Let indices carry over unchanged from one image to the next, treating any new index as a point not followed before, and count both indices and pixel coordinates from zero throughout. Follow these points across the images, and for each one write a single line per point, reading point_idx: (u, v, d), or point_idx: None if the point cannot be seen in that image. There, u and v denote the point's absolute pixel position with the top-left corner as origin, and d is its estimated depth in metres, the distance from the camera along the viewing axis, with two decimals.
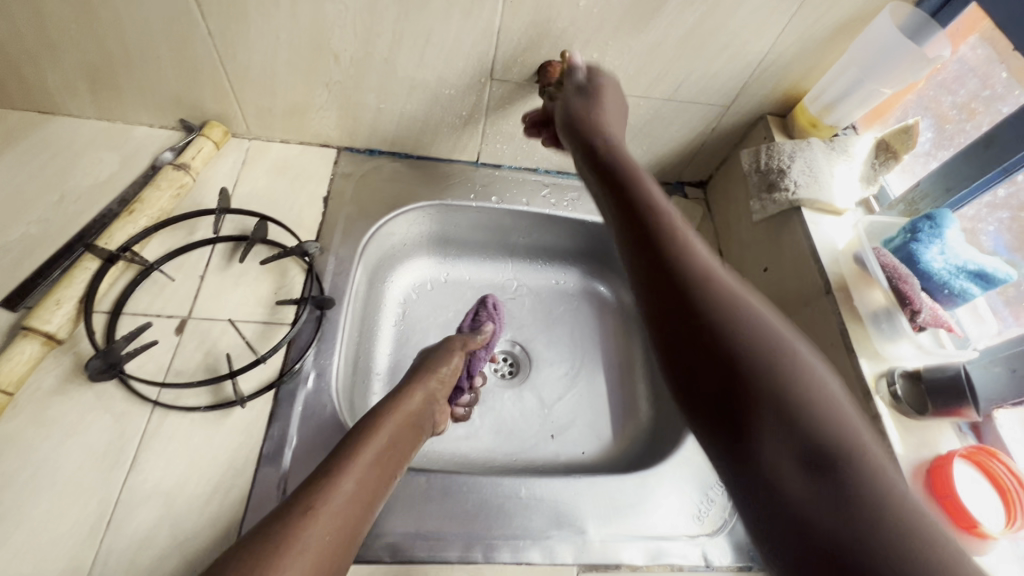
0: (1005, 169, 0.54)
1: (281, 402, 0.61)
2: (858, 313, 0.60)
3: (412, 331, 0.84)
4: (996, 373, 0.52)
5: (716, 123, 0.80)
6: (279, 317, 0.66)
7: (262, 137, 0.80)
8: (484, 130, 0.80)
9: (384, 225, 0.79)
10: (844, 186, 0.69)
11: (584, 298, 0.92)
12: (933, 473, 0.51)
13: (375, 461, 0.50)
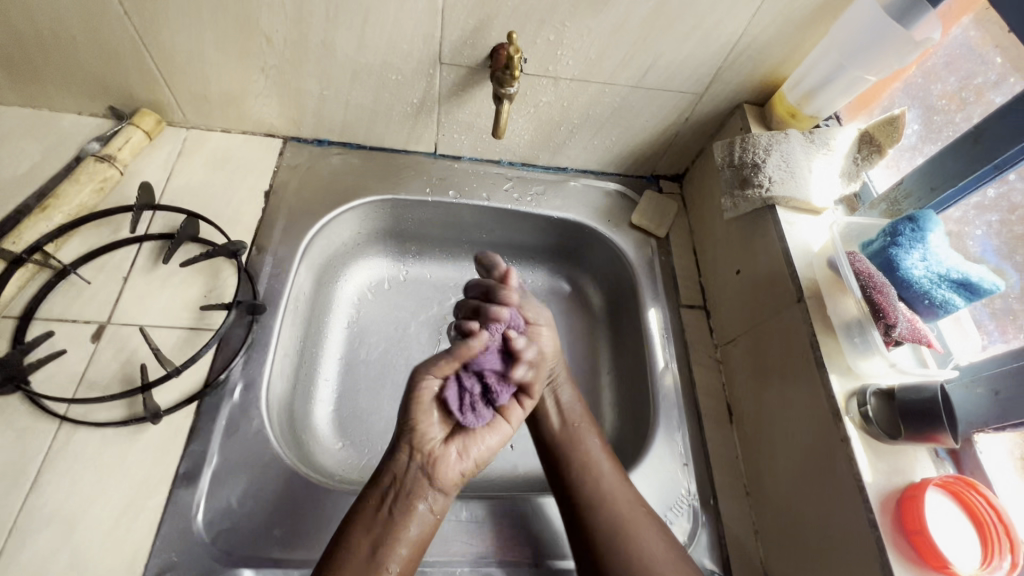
0: (998, 166, 0.48)
1: (203, 416, 0.56)
2: (830, 324, 0.55)
3: (365, 334, 0.79)
4: (977, 395, 0.48)
5: (690, 113, 0.74)
6: (206, 323, 0.61)
7: (201, 126, 0.75)
8: (439, 119, 0.74)
9: (332, 222, 0.74)
10: (823, 183, 0.63)
11: (551, 299, 0.87)
12: (904, 504, 0.46)
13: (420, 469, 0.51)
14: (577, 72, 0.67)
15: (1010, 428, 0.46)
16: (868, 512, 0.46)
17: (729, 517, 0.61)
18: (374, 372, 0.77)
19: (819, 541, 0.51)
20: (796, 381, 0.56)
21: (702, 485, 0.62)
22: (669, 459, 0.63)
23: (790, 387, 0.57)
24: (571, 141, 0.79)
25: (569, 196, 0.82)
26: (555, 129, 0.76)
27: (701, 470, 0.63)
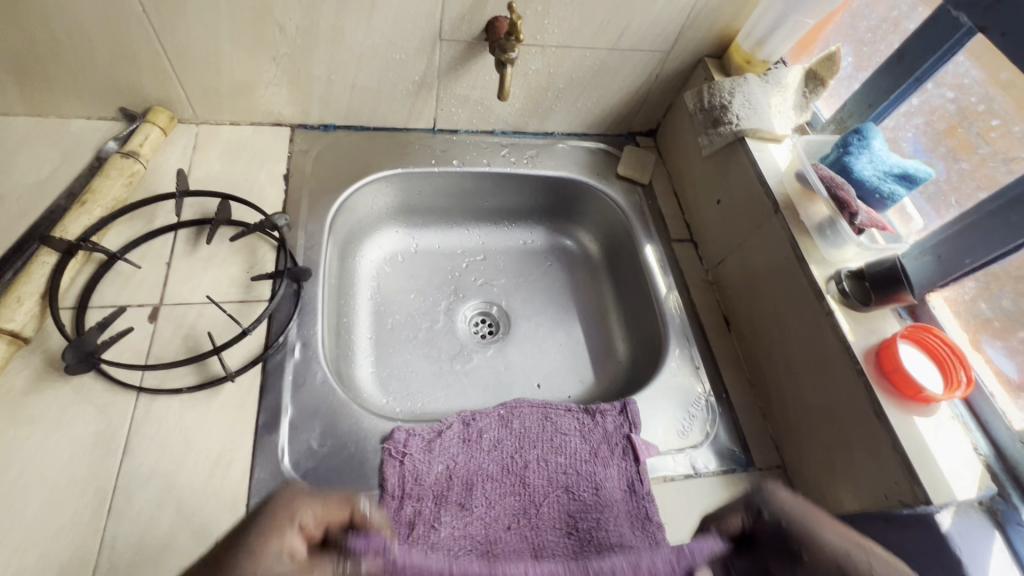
0: (917, 79, 0.60)
1: (271, 375, 0.61)
2: (805, 227, 0.65)
3: (388, 305, 0.86)
4: (926, 262, 0.58)
5: (659, 71, 0.84)
6: (256, 295, 0.66)
7: (211, 121, 0.79)
8: (438, 94, 0.81)
9: (351, 197, 0.80)
10: (780, 115, 0.74)
11: (552, 254, 0.96)
12: (882, 353, 0.57)
13: None
14: (561, 40, 0.75)
15: (952, 282, 0.58)
16: (855, 362, 0.57)
17: (740, 406, 0.71)
18: (404, 336, 0.84)
19: (819, 401, 0.62)
20: (780, 278, 0.67)
21: (713, 383, 0.72)
22: (682, 365, 0.73)
23: (775, 287, 0.68)
24: (557, 106, 0.87)
25: (560, 157, 0.90)
26: (542, 96, 0.85)
27: (710, 372, 0.73)
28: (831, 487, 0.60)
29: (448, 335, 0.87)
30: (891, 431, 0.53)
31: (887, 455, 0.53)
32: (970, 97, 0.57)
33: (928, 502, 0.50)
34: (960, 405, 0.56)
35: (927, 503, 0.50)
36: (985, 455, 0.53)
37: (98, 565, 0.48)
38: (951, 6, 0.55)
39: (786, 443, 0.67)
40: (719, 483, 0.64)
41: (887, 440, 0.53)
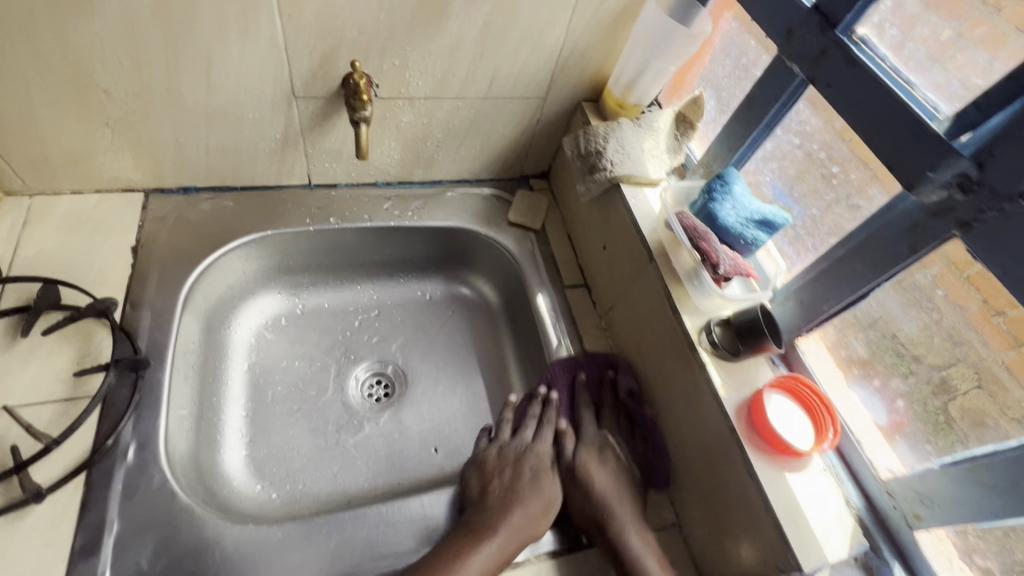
0: (767, 124, 0.60)
1: (96, 485, 0.54)
2: (677, 275, 0.64)
3: (267, 375, 0.80)
4: (790, 306, 0.59)
5: (539, 115, 0.83)
6: (82, 390, 0.58)
7: (47, 191, 0.71)
8: (306, 151, 0.76)
9: (212, 265, 0.73)
10: (653, 159, 0.74)
11: (451, 304, 0.92)
12: (752, 407, 0.56)
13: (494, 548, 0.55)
14: (427, 92, 0.73)
15: (817, 328, 0.57)
16: (727, 420, 0.55)
17: None
18: (285, 409, 0.78)
19: (700, 459, 0.59)
20: (659, 327, 0.65)
21: None
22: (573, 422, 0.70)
23: (657, 337, 0.66)
24: (440, 155, 0.84)
25: (448, 206, 0.87)
26: (422, 146, 0.82)
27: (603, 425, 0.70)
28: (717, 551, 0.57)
29: (337, 402, 0.81)
30: (761, 491, 0.51)
31: (760, 516, 0.51)
32: (813, 143, 0.57)
33: (799, 569, 0.48)
34: (832, 455, 0.55)
35: (798, 569, 0.48)
36: (856, 507, 0.52)
37: None
38: (786, 57, 0.55)
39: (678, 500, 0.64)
40: None
41: (760, 501, 0.51)
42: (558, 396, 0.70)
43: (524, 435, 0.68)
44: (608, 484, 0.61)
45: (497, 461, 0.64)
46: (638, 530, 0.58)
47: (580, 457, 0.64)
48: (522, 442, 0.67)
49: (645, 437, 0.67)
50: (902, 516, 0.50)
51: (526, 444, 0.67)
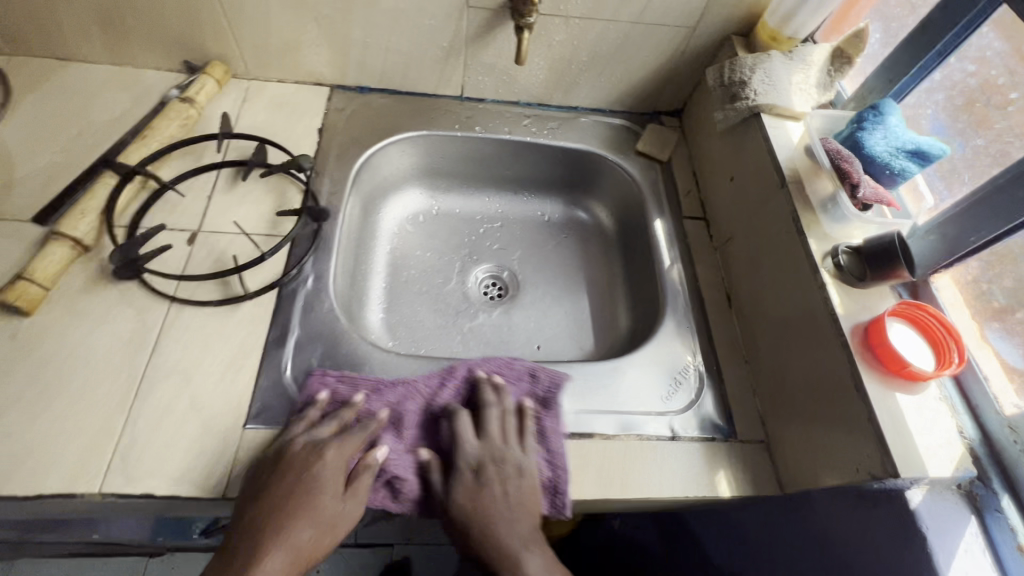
0: (941, 51, 0.58)
1: (284, 300, 0.68)
2: (809, 202, 0.65)
3: (402, 259, 0.91)
4: (931, 241, 0.58)
5: (685, 47, 0.84)
6: (280, 229, 0.73)
7: (260, 78, 0.87)
8: (466, 61, 0.85)
9: (378, 152, 0.86)
10: (801, 93, 0.73)
11: (567, 225, 0.98)
12: (870, 327, 0.56)
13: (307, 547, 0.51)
14: (584, 11, 0.78)
15: (958, 262, 0.56)
16: (841, 335, 0.56)
17: (729, 378, 0.71)
18: (416, 289, 0.89)
19: (806, 378, 0.61)
20: (780, 252, 0.67)
21: (706, 356, 0.73)
22: (674, 335, 0.74)
23: (778, 262, 0.67)
24: (581, 80, 0.89)
25: (581, 130, 0.93)
26: (566, 68, 0.87)
27: (703, 342, 0.74)
28: (805, 464, 0.60)
29: (458, 293, 0.91)
30: (867, 402, 0.52)
31: (862, 426, 0.52)
32: (991, 70, 0.55)
33: (895, 475, 0.49)
34: (949, 387, 0.54)
35: (894, 476, 0.49)
36: (969, 437, 0.52)
37: (120, 438, 0.56)
38: None
39: (771, 419, 0.66)
40: (698, 448, 0.65)
41: (863, 412, 0.52)
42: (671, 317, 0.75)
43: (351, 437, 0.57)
44: (483, 445, 0.61)
45: (303, 455, 0.55)
46: (503, 477, 0.59)
47: (452, 409, 0.63)
48: (315, 436, 0.57)
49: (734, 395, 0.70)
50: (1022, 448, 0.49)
51: (325, 440, 0.57)
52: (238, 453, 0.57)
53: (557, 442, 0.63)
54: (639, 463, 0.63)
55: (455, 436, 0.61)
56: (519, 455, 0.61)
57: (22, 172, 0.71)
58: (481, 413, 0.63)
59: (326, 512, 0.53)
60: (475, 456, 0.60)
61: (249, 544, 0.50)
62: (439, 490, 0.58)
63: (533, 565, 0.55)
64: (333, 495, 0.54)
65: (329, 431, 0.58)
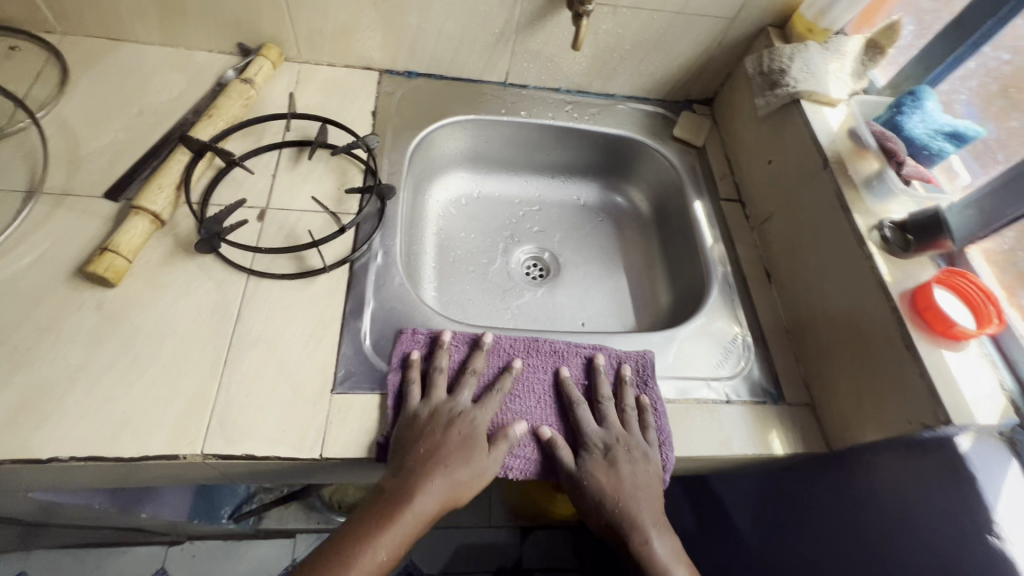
0: (975, 42, 0.64)
1: (356, 274, 0.70)
2: (853, 180, 0.70)
3: (448, 240, 0.94)
4: (967, 215, 0.61)
5: (722, 37, 0.89)
6: (346, 207, 0.75)
7: (311, 61, 0.88)
8: (514, 48, 0.88)
9: (429, 136, 0.88)
10: (836, 81, 0.78)
11: (604, 208, 1.02)
12: (917, 292, 0.61)
13: (395, 544, 0.52)
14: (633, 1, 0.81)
15: (993, 233, 0.61)
16: (890, 300, 0.61)
17: (774, 347, 0.76)
18: (463, 269, 0.92)
19: (853, 342, 0.66)
20: (824, 228, 0.72)
21: (751, 327, 0.77)
22: (721, 308, 0.78)
23: (821, 236, 0.72)
24: (622, 68, 0.93)
25: (619, 117, 0.97)
26: (609, 56, 0.91)
27: (748, 315, 0.78)
28: (854, 421, 0.64)
29: (503, 273, 0.94)
30: (919, 359, 0.58)
31: (913, 381, 0.58)
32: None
33: (948, 422, 0.54)
34: (988, 345, 0.60)
35: (946, 422, 0.54)
36: (1009, 390, 0.57)
37: (217, 402, 0.58)
38: None
39: (816, 383, 0.71)
40: (749, 411, 0.69)
41: (914, 369, 0.58)
42: (716, 292, 0.80)
43: (488, 401, 0.63)
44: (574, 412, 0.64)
45: (430, 421, 0.59)
46: (632, 459, 0.61)
47: (571, 395, 0.65)
48: (457, 403, 0.61)
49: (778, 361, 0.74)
50: None
51: (467, 407, 0.61)
52: (330, 416, 0.60)
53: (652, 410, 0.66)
54: (698, 424, 0.68)
55: (579, 421, 0.64)
56: (632, 439, 0.63)
57: (88, 149, 0.72)
58: (600, 404, 0.66)
59: (462, 470, 0.57)
60: (601, 440, 0.62)
61: (341, 551, 0.51)
62: (572, 470, 0.61)
63: (663, 545, 0.58)
64: (461, 458, 0.57)
65: (462, 396, 0.62)
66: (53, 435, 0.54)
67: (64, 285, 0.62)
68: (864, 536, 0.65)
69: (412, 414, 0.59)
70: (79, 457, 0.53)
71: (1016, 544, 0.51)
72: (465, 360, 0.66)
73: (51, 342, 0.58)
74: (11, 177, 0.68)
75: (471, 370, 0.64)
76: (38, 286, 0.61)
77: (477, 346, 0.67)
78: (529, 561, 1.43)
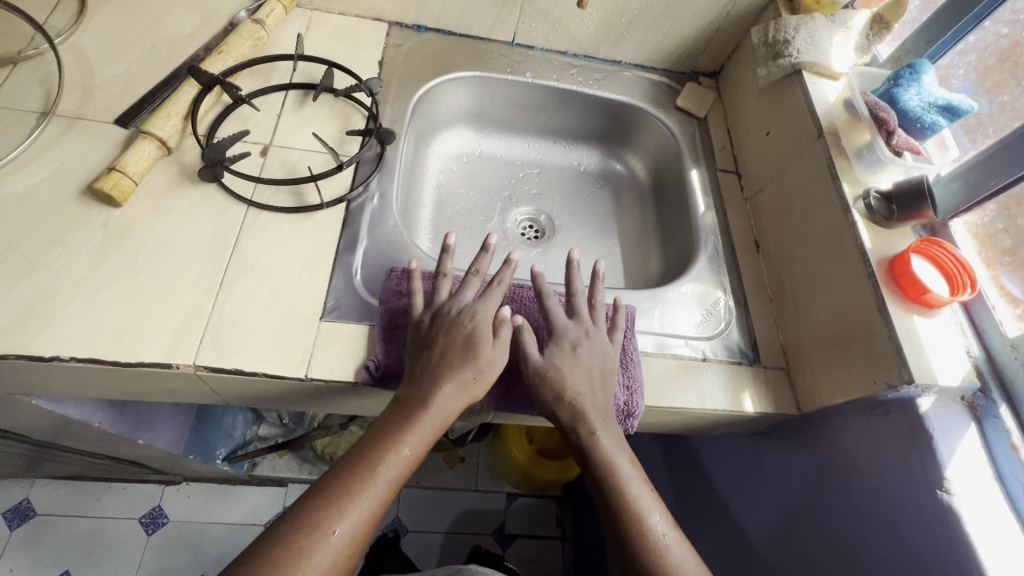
0: (977, 14, 0.64)
1: (352, 213, 0.73)
2: (844, 150, 0.71)
3: (446, 195, 0.96)
4: (953, 188, 0.63)
5: (730, 8, 0.89)
6: (347, 149, 0.77)
7: (322, 9, 0.90)
8: (523, 7, 0.89)
9: (434, 89, 0.90)
10: (841, 54, 0.78)
11: (602, 175, 1.04)
12: (894, 262, 0.62)
13: (382, 485, 0.52)
14: None
15: (976, 206, 0.63)
16: (868, 266, 0.63)
17: (755, 314, 0.77)
18: (459, 223, 0.94)
19: (832, 308, 0.67)
20: (812, 196, 0.72)
21: (735, 292, 0.79)
22: (706, 272, 0.80)
23: (810, 206, 0.73)
24: (629, 33, 0.94)
25: (623, 83, 0.97)
26: (617, 20, 0.91)
27: (733, 281, 0.80)
28: (825, 386, 0.66)
29: (499, 230, 0.95)
30: (890, 321, 0.59)
31: (881, 342, 0.59)
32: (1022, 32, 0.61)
33: (910, 381, 0.56)
34: (961, 312, 0.62)
35: (908, 382, 0.56)
36: (975, 356, 0.59)
37: (211, 319, 0.61)
38: None
39: (793, 349, 0.73)
40: (725, 370, 0.71)
41: (884, 331, 0.59)
42: (704, 257, 0.81)
43: (488, 296, 0.66)
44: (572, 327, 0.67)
45: (432, 326, 0.63)
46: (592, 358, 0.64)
47: (543, 296, 0.69)
48: (460, 302, 0.64)
49: (758, 328, 0.76)
50: (1021, 363, 0.57)
51: (466, 305, 0.64)
52: (317, 341, 0.62)
53: (634, 349, 0.69)
54: (675, 378, 0.69)
55: (549, 314, 0.67)
56: (597, 335, 0.67)
57: (101, 78, 0.74)
58: (569, 300, 0.69)
59: (468, 369, 0.60)
60: (567, 337, 0.65)
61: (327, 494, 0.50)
62: (533, 362, 0.63)
63: (606, 438, 0.61)
64: (465, 358, 0.60)
65: (463, 296, 0.65)
66: (56, 337, 0.57)
67: (74, 202, 0.65)
68: (828, 495, 0.67)
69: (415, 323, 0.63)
70: (79, 358, 0.57)
71: (964, 499, 0.53)
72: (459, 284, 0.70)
73: (59, 254, 0.61)
74: (28, 98, 0.71)
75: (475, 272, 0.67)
76: (50, 201, 0.64)
77: (446, 254, 0.68)
78: (510, 527, 1.46)
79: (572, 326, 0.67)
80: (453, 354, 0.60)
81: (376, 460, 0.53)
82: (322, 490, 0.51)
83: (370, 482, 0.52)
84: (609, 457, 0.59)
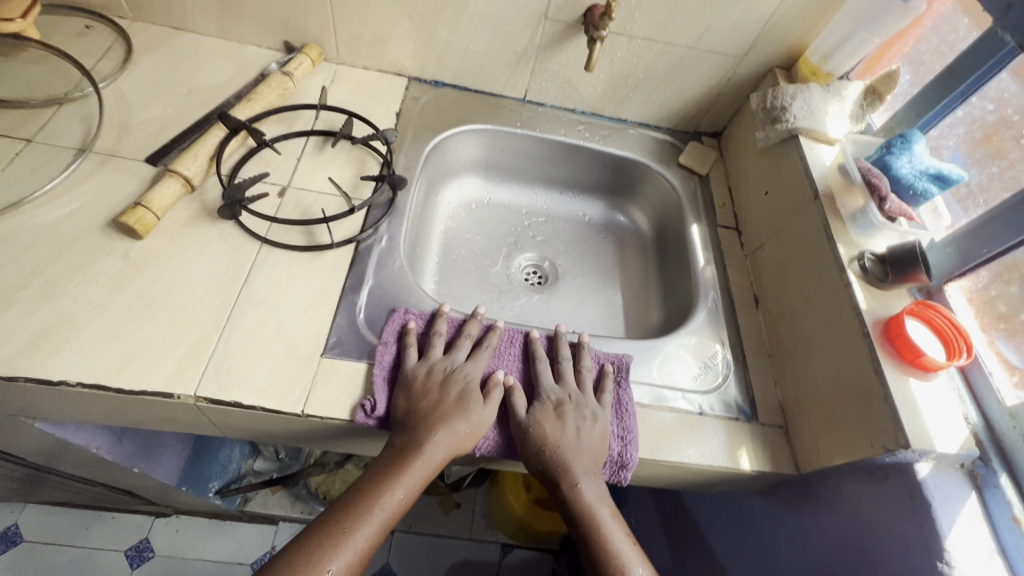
0: (964, 91, 0.67)
1: (360, 254, 0.75)
2: (839, 212, 0.73)
3: (453, 239, 0.99)
4: (947, 253, 0.65)
5: (731, 75, 0.94)
6: (360, 193, 0.81)
7: (347, 63, 0.96)
8: (534, 67, 0.95)
9: (447, 140, 0.95)
10: (836, 121, 0.82)
11: (606, 226, 1.07)
12: (890, 323, 0.63)
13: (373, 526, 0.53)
14: (648, 33, 0.87)
15: (968, 272, 0.64)
16: (863, 326, 0.63)
17: (754, 368, 0.77)
18: (464, 266, 0.96)
19: (829, 368, 0.67)
20: (809, 255, 0.74)
21: (733, 346, 0.79)
22: (705, 325, 0.80)
23: (807, 264, 0.74)
24: (634, 95, 0.99)
25: (628, 140, 1.02)
26: (623, 82, 0.96)
27: (731, 334, 0.81)
28: (823, 447, 0.65)
29: (503, 275, 0.97)
30: (885, 383, 0.59)
31: (877, 404, 0.59)
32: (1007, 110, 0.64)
33: (906, 446, 0.55)
34: (958, 378, 0.62)
35: (905, 447, 0.55)
36: (974, 423, 0.59)
37: (215, 351, 0.63)
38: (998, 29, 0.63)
39: (791, 406, 0.72)
40: (722, 426, 0.70)
41: (880, 394, 0.59)
42: (703, 310, 0.82)
43: (478, 356, 0.68)
44: (561, 387, 0.68)
45: (427, 378, 0.64)
46: (580, 417, 0.65)
47: (535, 352, 0.71)
48: (451, 361, 0.66)
49: (756, 383, 0.76)
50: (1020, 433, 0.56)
51: (458, 364, 0.66)
52: (316, 377, 0.64)
53: (629, 398, 0.70)
54: (670, 431, 0.69)
55: (537, 376, 0.68)
56: (586, 394, 0.67)
57: (138, 120, 0.80)
58: (557, 364, 0.71)
59: (460, 422, 0.61)
60: (555, 394, 0.66)
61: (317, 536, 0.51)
62: (521, 418, 0.64)
63: (590, 488, 0.61)
64: (456, 410, 0.61)
65: (454, 355, 0.67)
66: (65, 362, 0.59)
67: (98, 233, 0.68)
68: (828, 562, 0.65)
69: (410, 374, 0.64)
70: (85, 383, 0.58)
71: None
72: (457, 330, 0.72)
73: (78, 282, 0.64)
74: (67, 136, 0.76)
75: (465, 334, 0.70)
76: (76, 232, 0.68)
77: (440, 313, 0.71)
78: None
79: (560, 386, 0.68)
80: (444, 408, 0.61)
81: (367, 502, 0.54)
82: (313, 530, 0.52)
83: (360, 523, 0.53)
84: (590, 509, 0.59)
